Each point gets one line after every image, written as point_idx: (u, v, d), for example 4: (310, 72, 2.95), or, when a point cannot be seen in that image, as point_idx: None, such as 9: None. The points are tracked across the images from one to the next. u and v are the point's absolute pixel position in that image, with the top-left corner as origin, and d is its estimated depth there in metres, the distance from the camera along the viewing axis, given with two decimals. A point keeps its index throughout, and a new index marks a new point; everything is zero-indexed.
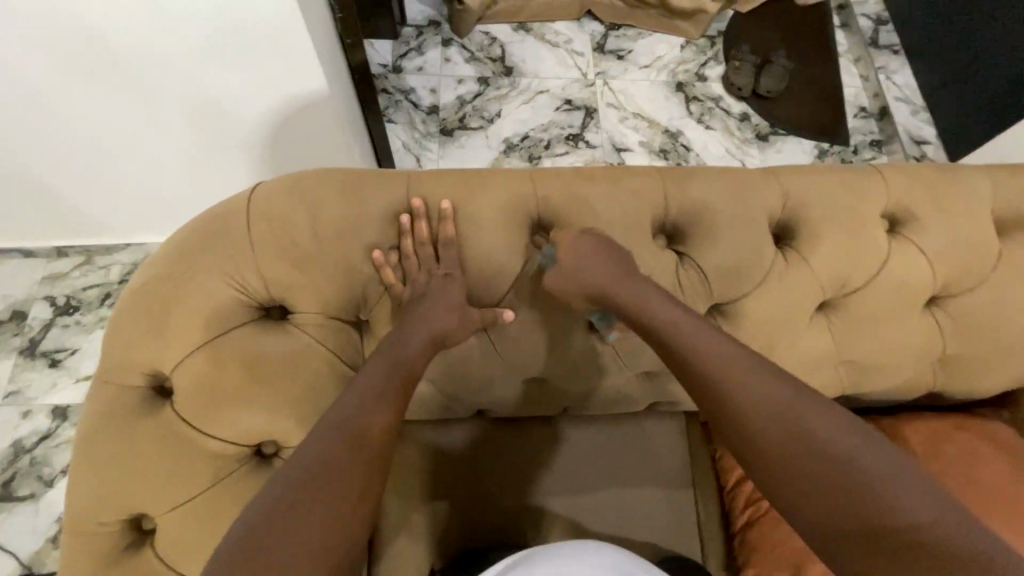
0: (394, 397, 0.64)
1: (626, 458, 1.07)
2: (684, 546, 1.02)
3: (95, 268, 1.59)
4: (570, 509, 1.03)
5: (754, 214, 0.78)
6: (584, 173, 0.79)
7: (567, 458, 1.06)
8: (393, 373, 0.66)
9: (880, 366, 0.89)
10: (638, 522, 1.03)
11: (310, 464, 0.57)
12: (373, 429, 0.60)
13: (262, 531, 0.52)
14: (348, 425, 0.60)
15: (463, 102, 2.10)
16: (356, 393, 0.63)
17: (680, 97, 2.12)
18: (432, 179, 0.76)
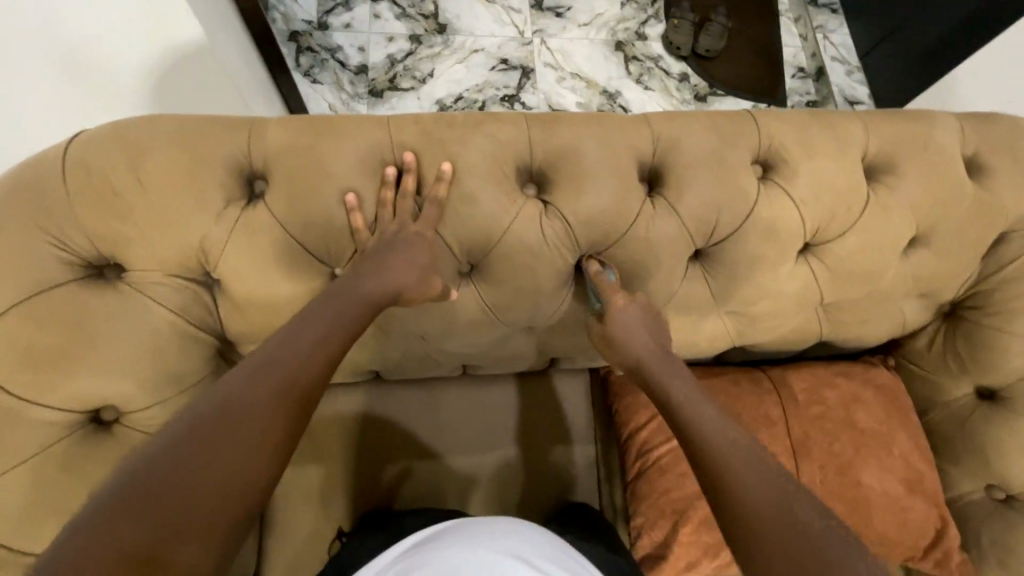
0: (326, 348, 0.62)
1: (524, 417, 1.06)
2: (579, 497, 1.03)
3: None
4: (465, 469, 1.02)
5: (622, 160, 0.77)
6: (446, 119, 0.75)
7: (467, 418, 1.05)
8: (337, 326, 0.64)
9: (760, 314, 0.90)
10: (535, 478, 1.03)
11: (223, 404, 0.54)
12: (302, 382, 0.58)
13: (160, 470, 0.49)
14: (281, 374, 0.57)
15: (393, 61, 2.01)
16: (299, 339, 0.61)
17: (619, 57, 2.07)
18: (280, 126, 0.72)
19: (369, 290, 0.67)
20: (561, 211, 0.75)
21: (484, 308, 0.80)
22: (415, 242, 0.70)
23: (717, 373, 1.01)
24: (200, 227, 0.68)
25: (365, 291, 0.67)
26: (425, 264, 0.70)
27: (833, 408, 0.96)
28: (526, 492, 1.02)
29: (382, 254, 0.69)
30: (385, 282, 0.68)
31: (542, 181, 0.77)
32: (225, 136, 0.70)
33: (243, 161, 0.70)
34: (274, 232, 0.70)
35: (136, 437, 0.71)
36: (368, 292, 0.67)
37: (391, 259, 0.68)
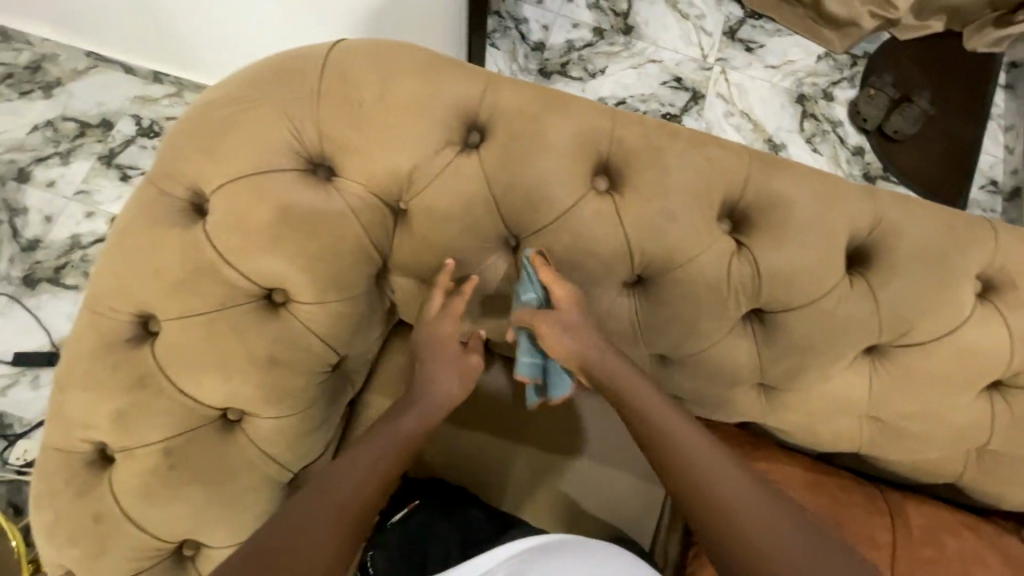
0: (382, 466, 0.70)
1: (606, 436, 1.02)
2: (634, 535, 1.00)
3: (181, 102, 1.56)
4: (541, 468, 1.01)
5: (836, 226, 0.72)
6: (670, 128, 0.73)
7: (559, 422, 1.02)
8: (387, 448, 0.72)
9: (909, 433, 0.82)
10: (600, 500, 1.01)
11: (293, 520, 0.63)
12: (355, 501, 0.67)
13: None
14: (335, 498, 0.66)
15: (570, 48, 1.95)
16: (346, 461, 0.70)
17: (796, 111, 1.87)
18: (513, 86, 0.73)
19: (423, 395, 0.77)
20: (755, 256, 0.72)
21: (633, 323, 0.78)
22: (594, 242, 0.72)
23: (828, 471, 0.94)
24: (415, 157, 0.71)
25: (418, 402, 0.77)
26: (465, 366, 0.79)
27: (951, 561, 0.87)
28: (587, 510, 1.00)
29: (428, 356, 0.78)
30: (435, 395, 0.77)
31: (741, 220, 0.73)
32: (462, 81, 0.72)
33: (471, 110, 0.72)
34: (477, 184, 0.72)
35: (296, 327, 0.73)
36: (416, 401, 0.77)
37: (434, 367, 0.78)
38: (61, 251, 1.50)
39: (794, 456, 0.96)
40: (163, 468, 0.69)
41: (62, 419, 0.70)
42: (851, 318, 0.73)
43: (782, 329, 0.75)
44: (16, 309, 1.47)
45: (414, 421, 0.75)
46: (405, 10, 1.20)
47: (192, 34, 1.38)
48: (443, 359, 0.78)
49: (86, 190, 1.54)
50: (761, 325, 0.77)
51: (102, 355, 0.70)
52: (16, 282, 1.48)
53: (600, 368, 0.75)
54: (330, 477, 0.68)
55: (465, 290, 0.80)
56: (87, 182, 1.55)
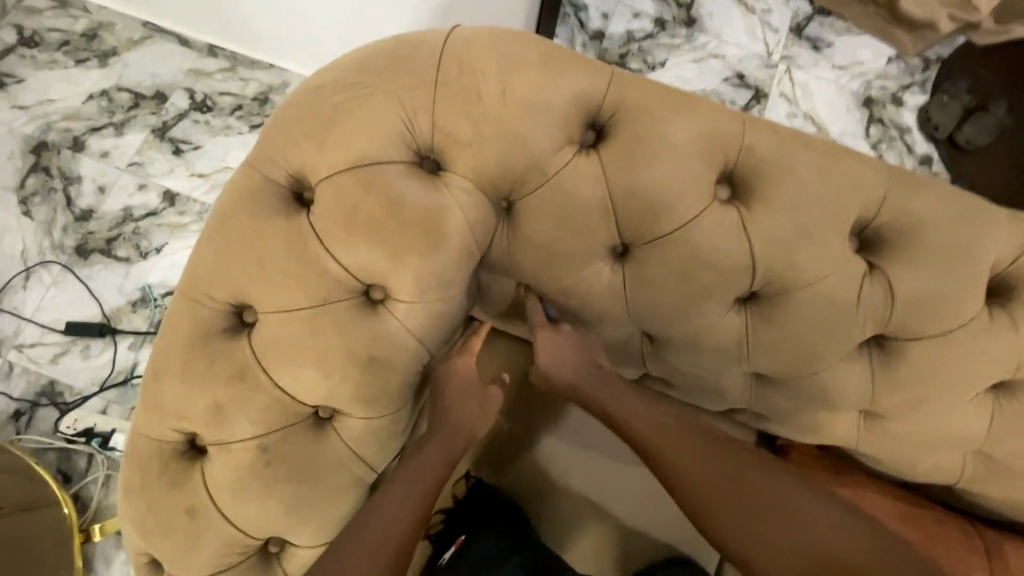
0: (406, 515, 0.71)
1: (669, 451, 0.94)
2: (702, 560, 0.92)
3: (236, 78, 1.53)
4: (599, 483, 0.92)
5: (978, 252, 0.67)
6: (802, 137, 0.68)
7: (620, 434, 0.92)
8: (420, 478, 0.73)
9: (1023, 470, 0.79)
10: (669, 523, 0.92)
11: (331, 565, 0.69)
12: (394, 531, 0.70)
13: None
14: (375, 529, 0.70)
15: (630, 39, 1.80)
16: (386, 492, 0.72)
17: (862, 115, 1.73)
18: (636, 84, 0.68)
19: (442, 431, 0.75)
20: (889, 280, 0.67)
21: (742, 341, 0.74)
22: (714, 254, 0.68)
23: (918, 504, 0.90)
24: (532, 155, 0.67)
25: (441, 434, 0.75)
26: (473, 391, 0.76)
27: None
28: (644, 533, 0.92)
29: (446, 386, 0.76)
30: (455, 427, 0.76)
31: (873, 239, 0.69)
32: (586, 75, 0.67)
33: (593, 108, 0.68)
34: (595, 187, 0.68)
35: (394, 327, 0.70)
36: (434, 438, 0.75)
37: (451, 398, 0.76)
38: (114, 223, 1.48)
39: (887, 485, 0.92)
40: (259, 463, 0.68)
41: (157, 407, 0.68)
42: (982, 350, 0.70)
43: (903, 357, 0.71)
44: (70, 278, 1.45)
45: (430, 463, 0.74)
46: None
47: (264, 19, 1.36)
48: (462, 391, 0.76)
49: (140, 163, 1.50)
50: (881, 351, 0.73)
51: (199, 344, 0.68)
52: (68, 251, 1.46)
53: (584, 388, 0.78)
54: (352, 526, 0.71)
55: (563, 297, 0.76)
56: (140, 155, 1.51)
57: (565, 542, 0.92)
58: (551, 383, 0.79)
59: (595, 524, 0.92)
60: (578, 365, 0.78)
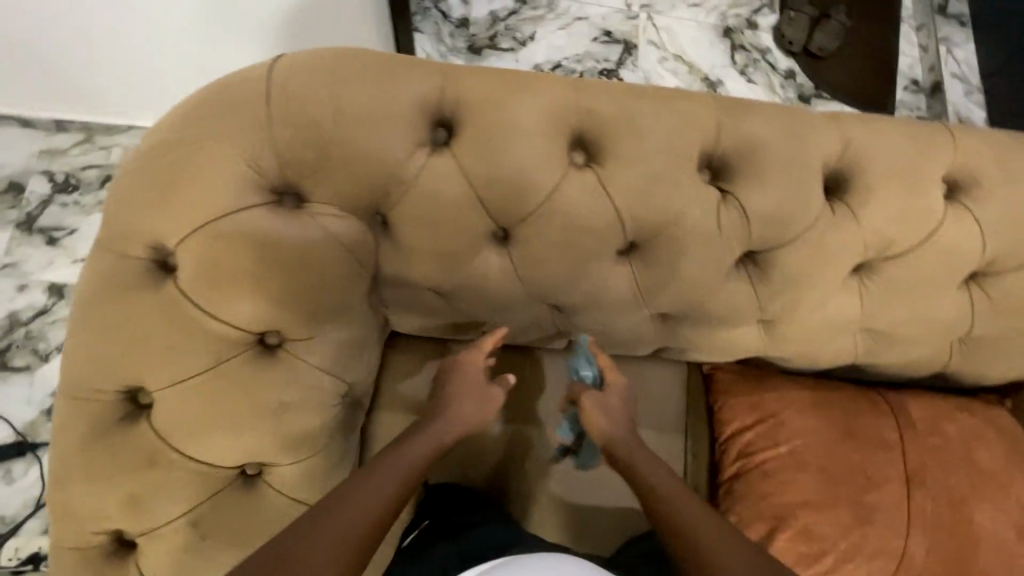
0: (361, 533, 0.63)
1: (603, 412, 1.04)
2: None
3: (95, 147, 1.41)
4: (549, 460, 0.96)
5: (810, 156, 0.74)
6: (634, 89, 0.72)
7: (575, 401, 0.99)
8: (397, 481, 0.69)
9: (905, 338, 0.88)
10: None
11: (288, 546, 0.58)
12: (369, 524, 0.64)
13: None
14: (351, 516, 0.63)
15: (496, 19, 2.02)
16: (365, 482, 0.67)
17: (726, 45, 2.04)
18: (470, 74, 0.70)
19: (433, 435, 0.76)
20: (741, 202, 0.73)
21: (633, 290, 0.79)
22: (583, 218, 0.72)
23: (830, 386, 1.00)
24: (387, 168, 0.68)
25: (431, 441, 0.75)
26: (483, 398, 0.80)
27: (953, 443, 0.93)
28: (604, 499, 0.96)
29: (454, 385, 0.80)
30: (452, 418, 0.78)
31: (722, 169, 0.74)
32: (420, 78, 0.68)
33: (434, 107, 0.69)
34: (456, 182, 0.69)
35: (298, 367, 0.70)
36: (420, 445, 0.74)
37: (456, 396, 0.79)
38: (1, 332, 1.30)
39: (801, 379, 1.02)
40: (193, 538, 0.67)
41: (71, 515, 0.65)
42: (835, 242, 0.76)
43: (773, 266, 0.78)
44: None
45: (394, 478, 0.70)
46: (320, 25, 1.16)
47: (94, 80, 1.25)
48: (466, 386, 0.80)
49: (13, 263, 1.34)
50: (755, 267, 0.79)
51: (95, 441, 0.65)
52: None
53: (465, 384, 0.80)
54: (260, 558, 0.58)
55: (460, 291, 0.79)
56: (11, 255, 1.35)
57: (531, 520, 0.95)
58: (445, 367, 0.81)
59: (554, 492, 0.96)
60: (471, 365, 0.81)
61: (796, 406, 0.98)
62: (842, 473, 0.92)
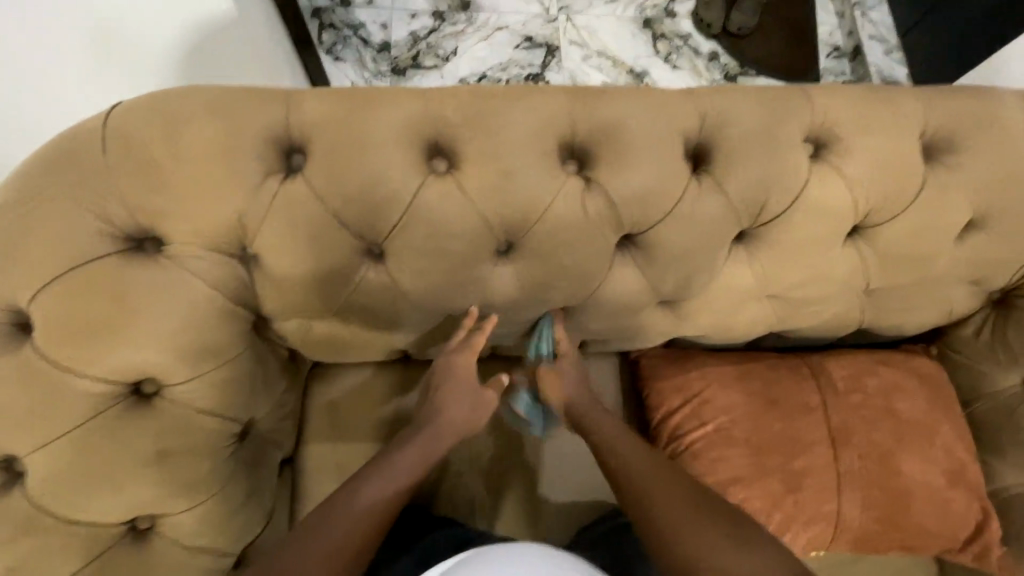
0: (351, 544, 0.67)
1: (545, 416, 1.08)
2: (602, 499, 1.01)
3: None
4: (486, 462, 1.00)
5: (668, 134, 0.74)
6: (483, 91, 0.73)
7: None
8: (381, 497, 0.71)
9: (804, 299, 0.88)
10: (559, 479, 1.02)
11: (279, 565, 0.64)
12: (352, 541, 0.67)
13: None
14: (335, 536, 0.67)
15: (417, 39, 2.03)
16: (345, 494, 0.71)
17: (647, 36, 2.08)
18: (315, 97, 0.70)
19: (421, 438, 0.77)
20: (604, 189, 0.73)
21: (520, 289, 0.79)
22: (449, 225, 0.72)
23: (754, 356, 1.00)
24: (240, 201, 0.68)
25: (419, 446, 0.76)
26: (471, 396, 0.81)
27: (875, 398, 0.93)
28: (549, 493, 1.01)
29: (444, 385, 0.80)
30: (443, 426, 0.79)
31: (585, 157, 0.74)
32: (263, 108, 0.68)
33: (280, 134, 0.69)
34: (314, 206, 0.69)
35: (175, 411, 0.70)
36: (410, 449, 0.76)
37: (446, 397, 0.80)
38: None
39: (722, 355, 1.01)
40: None
41: None
42: (705, 215, 0.76)
43: (655, 246, 0.77)
44: None
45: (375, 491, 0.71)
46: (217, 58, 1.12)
47: None
48: (457, 390, 0.80)
49: None
50: (636, 249, 0.79)
51: None
52: None
53: (462, 382, 0.80)
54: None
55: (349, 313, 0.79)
56: None
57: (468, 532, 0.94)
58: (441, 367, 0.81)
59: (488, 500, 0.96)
60: (462, 363, 0.81)
61: (718, 382, 0.96)
62: (769, 443, 0.91)
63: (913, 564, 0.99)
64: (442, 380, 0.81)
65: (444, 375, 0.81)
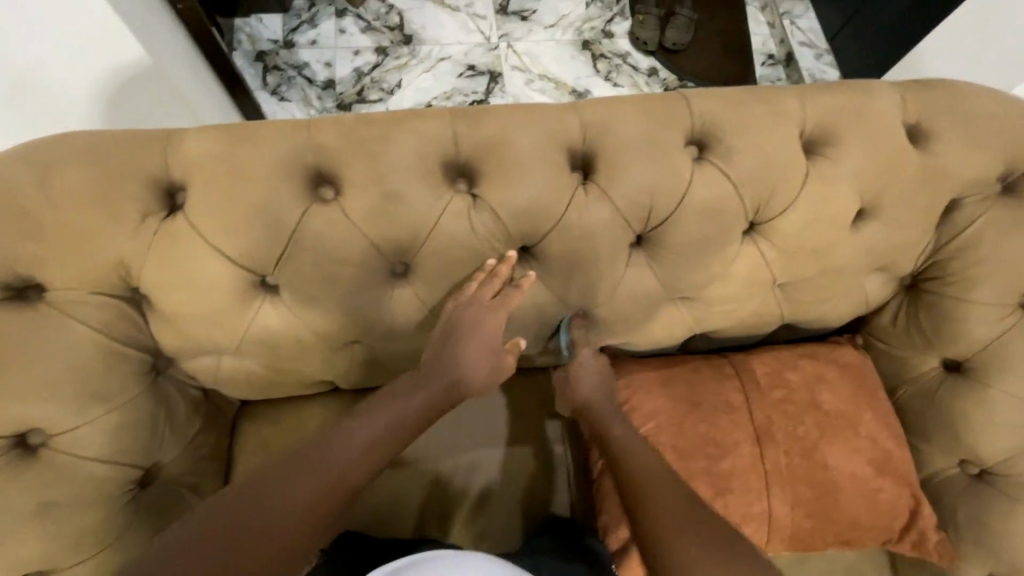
0: (330, 492, 0.63)
1: (507, 413, 1.05)
2: (542, 515, 1.00)
3: None
4: (420, 487, 0.99)
5: (551, 147, 0.76)
6: (365, 118, 0.74)
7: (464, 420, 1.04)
8: (377, 443, 0.67)
9: (715, 298, 0.89)
10: (495, 497, 1.00)
11: (259, 493, 0.61)
12: (339, 486, 0.63)
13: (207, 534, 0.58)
14: (323, 478, 0.63)
15: (361, 75, 2.02)
16: (337, 436, 0.66)
17: (587, 57, 2.11)
18: (194, 136, 0.71)
19: (433, 385, 0.72)
20: (490, 205, 0.74)
21: (423, 309, 0.78)
22: (337, 251, 0.72)
23: (680, 359, 0.99)
24: (120, 242, 0.68)
25: (431, 394, 0.72)
26: (491, 345, 0.76)
27: (797, 391, 0.93)
28: (488, 514, 0.99)
29: (466, 334, 0.74)
30: (453, 380, 0.74)
31: (472, 175, 0.75)
32: (142, 151, 0.70)
33: (160, 173, 0.70)
34: (195, 241, 0.69)
35: (64, 458, 0.70)
36: (421, 394, 0.72)
37: (467, 345, 0.74)
38: None
39: (649, 361, 1.00)
40: None
41: None
42: (596, 223, 0.77)
43: (551, 257, 0.78)
44: None
45: (373, 439, 0.67)
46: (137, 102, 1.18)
47: None
48: (479, 339, 0.75)
49: None
50: (536, 262, 0.80)
51: None
52: None
53: (484, 332, 0.75)
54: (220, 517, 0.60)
55: (251, 347, 0.78)
56: None
57: None
58: (463, 311, 0.75)
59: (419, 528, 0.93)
60: (489, 316, 0.75)
61: (644, 389, 0.95)
62: (694, 447, 0.90)
63: (862, 561, 0.97)
64: (465, 328, 0.74)
65: (467, 322, 0.74)
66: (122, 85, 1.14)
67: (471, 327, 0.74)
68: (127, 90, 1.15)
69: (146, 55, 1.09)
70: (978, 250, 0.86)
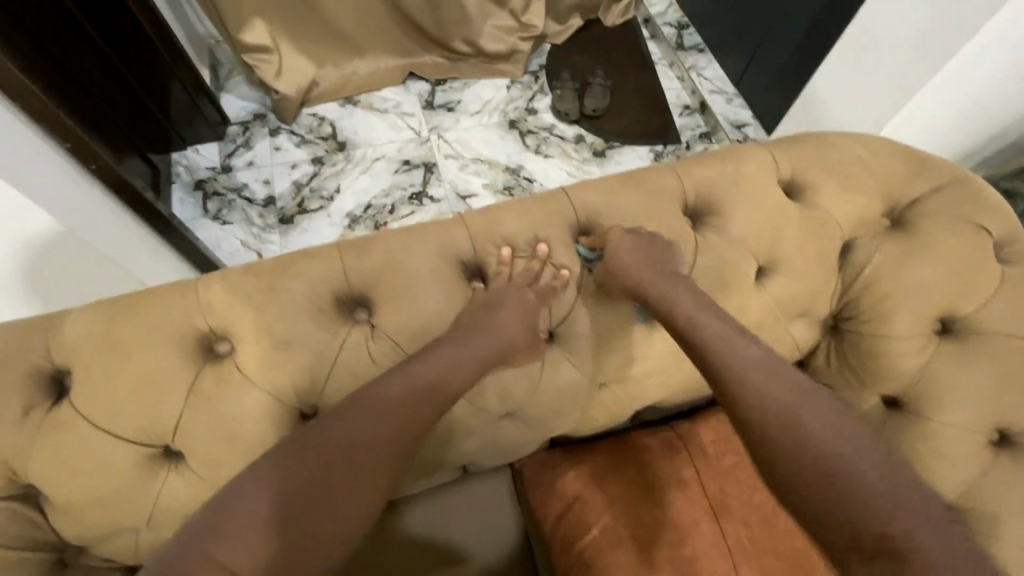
0: (388, 442, 0.62)
1: (474, 517, 0.99)
2: None
3: None
4: None
5: (443, 263, 0.77)
6: (254, 267, 0.75)
7: (417, 546, 0.96)
8: (431, 394, 0.66)
9: (643, 377, 0.87)
10: None
11: (323, 438, 0.60)
12: (401, 434, 0.63)
13: (255, 481, 0.57)
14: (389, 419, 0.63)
15: (299, 187, 2.06)
16: (389, 393, 0.65)
17: (515, 134, 2.20)
18: (81, 317, 0.71)
19: (475, 351, 0.71)
20: (388, 333, 0.74)
21: None
22: (236, 407, 0.70)
23: (627, 439, 0.97)
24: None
25: (478, 352, 0.71)
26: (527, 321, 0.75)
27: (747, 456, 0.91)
28: None
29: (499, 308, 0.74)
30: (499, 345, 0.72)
31: (368, 306, 0.75)
32: (23, 343, 0.69)
33: (43, 363, 0.69)
34: (83, 426, 0.67)
35: None
36: (469, 350, 0.71)
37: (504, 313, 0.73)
38: None
39: (600, 447, 0.98)
40: None
41: None
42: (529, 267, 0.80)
43: None
44: None
45: (430, 386, 0.67)
46: (56, 269, 1.19)
47: None
48: (516, 315, 0.74)
49: None
50: None
51: None
52: None
53: (519, 305, 0.75)
54: (290, 459, 0.58)
55: (160, 523, 0.73)
56: None
57: None
58: (503, 290, 0.76)
59: None
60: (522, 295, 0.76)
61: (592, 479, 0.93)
62: (650, 535, 0.86)
63: None
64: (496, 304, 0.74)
65: (503, 301, 0.74)
66: (36, 257, 1.14)
67: (508, 302, 0.75)
68: (42, 259, 1.15)
69: (57, 220, 1.12)
70: (881, 286, 0.87)
